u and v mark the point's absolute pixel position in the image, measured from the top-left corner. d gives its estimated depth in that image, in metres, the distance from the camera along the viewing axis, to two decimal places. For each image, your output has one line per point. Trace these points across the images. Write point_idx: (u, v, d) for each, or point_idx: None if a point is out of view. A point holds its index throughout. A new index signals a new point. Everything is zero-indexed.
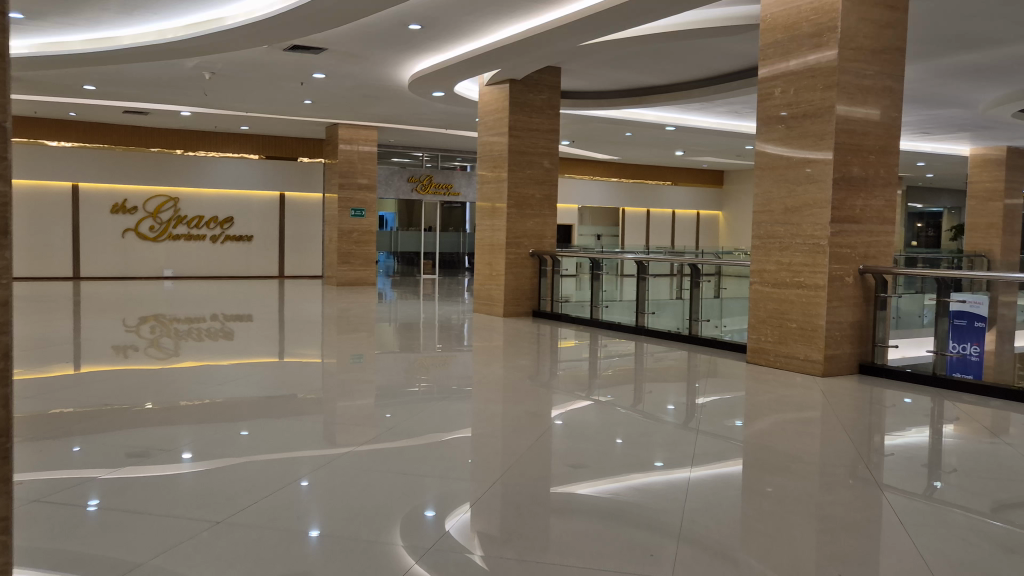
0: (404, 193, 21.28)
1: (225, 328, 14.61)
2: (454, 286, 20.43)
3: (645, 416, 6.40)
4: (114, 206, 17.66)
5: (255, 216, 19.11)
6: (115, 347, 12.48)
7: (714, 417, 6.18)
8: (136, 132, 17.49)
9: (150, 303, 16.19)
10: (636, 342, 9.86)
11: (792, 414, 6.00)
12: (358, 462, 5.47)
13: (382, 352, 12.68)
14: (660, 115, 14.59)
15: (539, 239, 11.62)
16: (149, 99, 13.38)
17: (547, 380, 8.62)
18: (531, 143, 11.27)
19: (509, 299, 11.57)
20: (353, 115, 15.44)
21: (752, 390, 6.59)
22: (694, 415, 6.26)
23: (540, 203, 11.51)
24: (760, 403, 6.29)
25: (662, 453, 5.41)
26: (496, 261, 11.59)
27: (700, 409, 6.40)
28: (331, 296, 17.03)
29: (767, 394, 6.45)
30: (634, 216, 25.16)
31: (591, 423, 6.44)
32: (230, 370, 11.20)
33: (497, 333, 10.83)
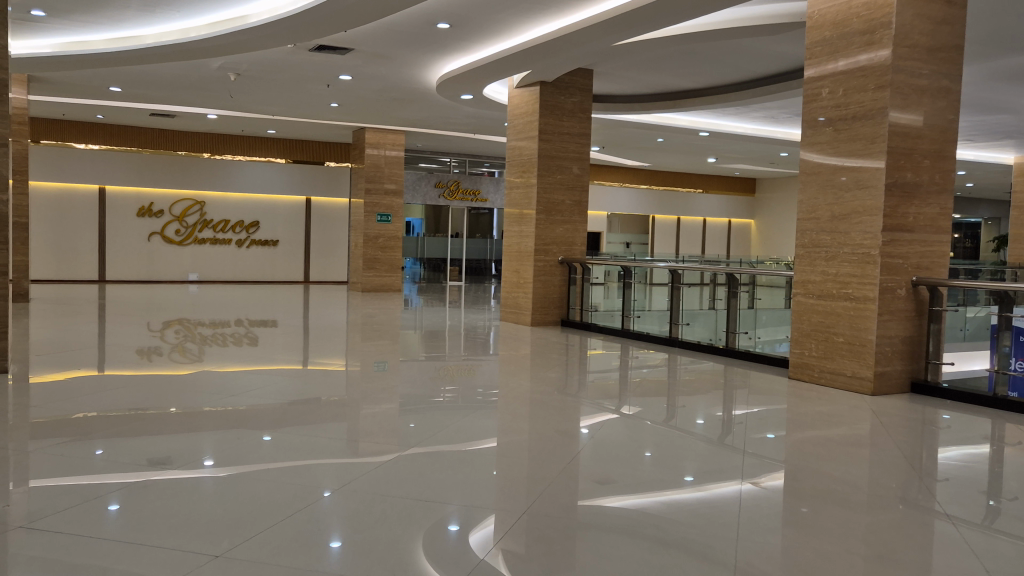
0: (431, 198, 21.05)
1: (250, 333, 14.45)
2: (481, 293, 20.15)
3: (678, 428, 6.14)
4: (140, 209, 17.57)
5: (281, 220, 18.96)
6: (138, 351, 12.33)
7: (750, 431, 5.90)
8: (163, 135, 17.42)
9: (174, 307, 16.08)
10: (669, 354, 9.47)
11: (838, 433, 5.64)
12: (382, 473, 5.33)
13: (406, 360, 12.42)
14: (694, 120, 14.21)
15: (569, 245, 11.25)
16: (175, 100, 13.26)
17: (576, 391, 8.29)
18: (561, 148, 10.94)
19: (537, 307, 11.19)
20: (380, 119, 15.23)
21: (793, 407, 6.24)
22: (728, 428, 5.98)
23: (569, 208, 11.16)
24: (802, 420, 5.92)
25: (692, 466, 5.17)
26: (524, 269, 11.23)
27: (735, 421, 6.12)
28: (355, 302, 16.82)
29: (811, 412, 6.07)
30: (664, 224, 24.73)
31: (621, 436, 6.17)
32: (252, 376, 10.98)
33: (524, 342, 10.53)
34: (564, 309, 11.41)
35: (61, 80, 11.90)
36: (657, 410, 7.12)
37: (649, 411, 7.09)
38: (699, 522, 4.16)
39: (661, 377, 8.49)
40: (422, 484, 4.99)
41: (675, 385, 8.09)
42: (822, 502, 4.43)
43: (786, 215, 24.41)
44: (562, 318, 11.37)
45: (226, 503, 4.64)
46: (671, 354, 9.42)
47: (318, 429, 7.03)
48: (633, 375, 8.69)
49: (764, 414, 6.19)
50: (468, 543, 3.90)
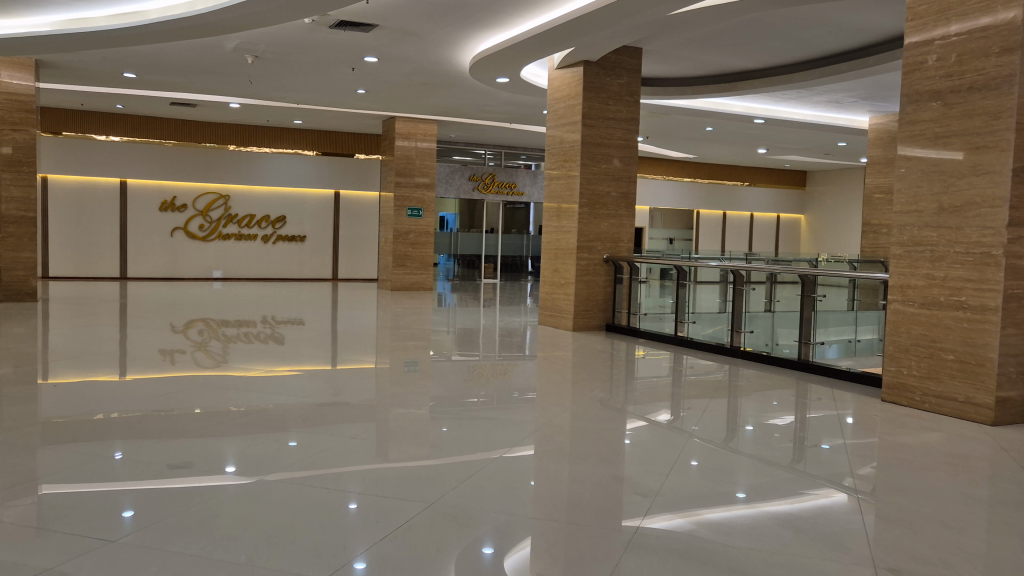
0: (465, 192, 20.20)
1: (276, 333, 13.67)
2: (517, 292, 19.18)
3: (729, 440, 5.49)
4: (163, 204, 16.88)
5: (308, 215, 18.17)
6: (157, 351, 11.62)
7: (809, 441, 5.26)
8: (187, 125, 16.73)
9: (198, 305, 15.38)
10: (730, 365, 8.37)
11: (944, 462, 4.68)
12: (406, 479, 4.82)
13: (438, 362, 11.52)
14: (749, 106, 13.10)
15: (615, 242, 10.20)
16: (194, 87, 12.53)
17: (623, 404, 7.33)
18: (607, 135, 9.90)
19: (579, 311, 10.16)
20: (410, 107, 14.35)
21: (882, 427, 5.31)
22: (786, 439, 5.31)
23: (615, 202, 10.10)
24: (899, 447, 4.95)
25: (744, 480, 4.53)
26: (565, 268, 10.19)
27: (797, 433, 5.47)
28: (385, 301, 15.95)
29: (914, 441, 5.03)
30: (709, 219, 23.55)
31: (666, 443, 5.57)
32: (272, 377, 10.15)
33: (562, 345, 9.66)
34: (609, 311, 10.37)
35: (70, 64, 11.18)
36: (707, 419, 6.40)
37: (696, 420, 6.37)
38: (776, 554, 3.45)
39: (718, 388, 7.53)
40: (449, 497, 4.39)
41: (727, 394, 7.28)
42: (940, 548, 3.55)
43: (839, 209, 23.09)
44: (606, 322, 10.34)
45: (225, 527, 3.89)
46: (732, 366, 8.31)
47: (335, 438, 6.18)
48: (686, 386, 7.70)
49: (826, 426, 5.54)
50: (504, 569, 3.35)
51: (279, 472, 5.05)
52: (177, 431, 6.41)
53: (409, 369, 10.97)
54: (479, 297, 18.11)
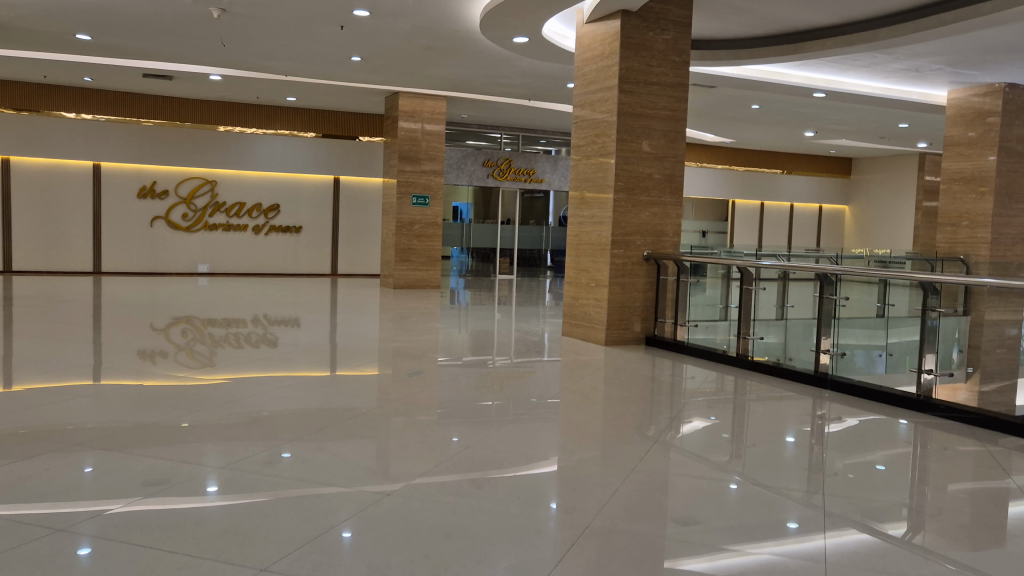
0: (478, 178, 18.37)
1: (269, 334, 11.98)
2: (535, 290, 17.36)
3: (778, 462, 4.83)
4: (141, 190, 15.15)
5: (305, 203, 16.42)
6: (134, 355, 10.03)
7: (859, 467, 4.68)
8: (169, 103, 15.02)
9: (182, 303, 13.71)
10: (812, 398, 6.34)
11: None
12: (412, 496, 4.15)
13: (444, 367, 9.75)
14: (809, 77, 11.17)
15: (657, 236, 8.18)
16: (164, 52, 10.89)
17: (672, 438, 5.53)
18: (649, 104, 7.92)
19: (613, 320, 8.15)
20: (415, 80, 12.58)
21: (951, 472, 4.56)
22: (845, 469, 4.66)
23: (658, 186, 8.07)
24: (977, 498, 4.17)
25: (796, 507, 4.02)
26: (596, 269, 8.19)
27: (848, 458, 4.87)
28: (387, 300, 14.17)
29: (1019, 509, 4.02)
30: (744, 209, 21.63)
31: (703, 456, 4.99)
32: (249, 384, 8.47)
33: (593, 360, 7.78)
34: (651, 320, 8.37)
35: (14, 21, 9.59)
36: (751, 433, 5.50)
37: (739, 439, 5.36)
38: None
39: (789, 420, 5.81)
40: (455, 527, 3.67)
41: (797, 420, 5.79)
42: None
43: (888, 200, 21.07)
44: (647, 334, 8.33)
45: None
46: (818, 399, 6.31)
47: (291, 481, 4.48)
48: (756, 417, 5.93)
49: (878, 454, 4.95)
50: None
51: (267, 490, 4.25)
52: (80, 469, 4.73)
53: (414, 375, 9.19)
54: (494, 294, 16.30)
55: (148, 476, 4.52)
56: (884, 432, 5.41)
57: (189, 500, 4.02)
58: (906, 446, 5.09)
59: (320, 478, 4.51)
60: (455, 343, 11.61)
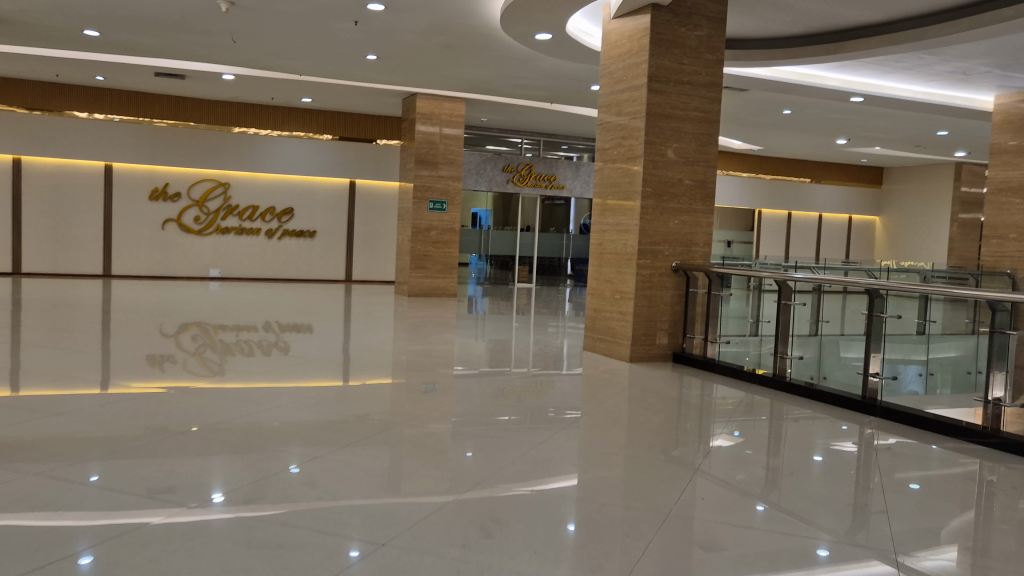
0: (498, 184, 17.91)
1: (281, 340, 11.55)
2: (554, 299, 16.86)
3: (806, 483, 4.62)
4: (153, 192, 14.81)
5: (320, 207, 16.02)
6: (142, 359, 9.64)
7: (888, 489, 4.50)
8: (182, 103, 14.69)
9: (194, 308, 13.33)
10: (860, 427, 5.75)
11: None
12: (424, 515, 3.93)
13: (459, 378, 9.26)
14: (847, 80, 10.61)
15: (687, 246, 7.62)
16: (174, 49, 10.53)
17: (700, 460, 5.15)
18: (680, 105, 7.40)
19: (639, 335, 7.58)
20: (434, 81, 12.15)
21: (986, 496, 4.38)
22: (890, 500, 4.31)
23: (688, 192, 7.53)
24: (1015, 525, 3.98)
25: (826, 532, 3.83)
26: (621, 280, 7.62)
27: (877, 479, 4.67)
28: (402, 308, 13.73)
29: None
30: (771, 219, 21.02)
31: (725, 475, 4.79)
32: (254, 392, 8.02)
33: (617, 376, 7.23)
34: (679, 336, 7.78)
35: (19, 14, 9.25)
36: (775, 451, 5.29)
37: (762, 457, 5.16)
38: None
39: (832, 448, 5.29)
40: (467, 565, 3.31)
41: (842, 447, 5.31)
42: None
43: (921, 212, 20.37)
44: (674, 351, 7.75)
45: None
46: (866, 427, 5.72)
47: (283, 506, 4.01)
48: (798, 445, 5.40)
49: (907, 474, 4.76)
50: None
51: (275, 503, 4.07)
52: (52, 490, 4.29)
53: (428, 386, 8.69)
54: (513, 304, 15.81)
55: (124, 499, 4.09)
56: (914, 450, 5.20)
57: (191, 515, 3.79)
58: (937, 467, 4.89)
59: (315, 504, 4.04)
60: (472, 352, 11.15)
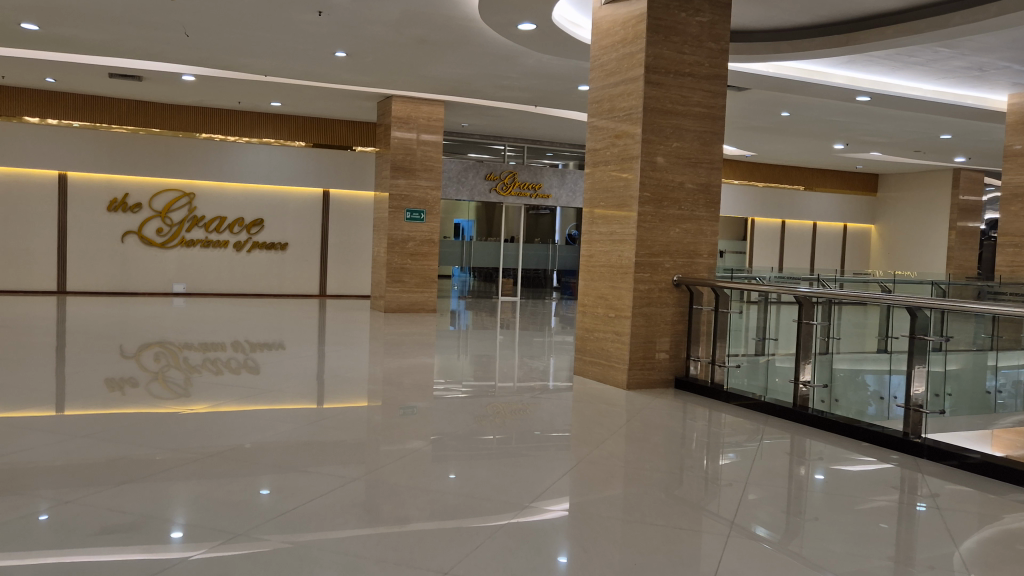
0: (480, 193, 17.06)
1: (251, 360, 10.63)
2: (540, 313, 16.03)
3: (804, 505, 4.30)
4: (111, 203, 13.87)
5: (292, 218, 15.15)
6: (93, 381, 8.72)
7: (887, 509, 4.22)
8: (142, 107, 13.81)
9: (156, 326, 12.40)
10: (904, 470, 4.83)
11: None
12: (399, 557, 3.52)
13: (439, 398, 8.38)
14: (852, 77, 9.89)
15: (690, 257, 6.76)
16: (125, 44, 9.67)
17: (705, 495, 4.51)
18: (682, 99, 6.59)
19: (637, 359, 6.66)
20: (410, 82, 11.33)
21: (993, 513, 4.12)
22: (895, 521, 4.02)
23: (690, 197, 6.70)
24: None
25: (835, 561, 3.53)
26: (615, 296, 6.73)
27: (877, 498, 4.38)
28: (378, 324, 12.87)
29: None
30: (765, 228, 20.34)
31: (718, 498, 4.46)
32: (207, 417, 7.10)
33: (612, 403, 6.36)
34: (682, 358, 6.88)
35: None
36: (767, 469, 4.96)
37: (755, 477, 4.81)
38: None
39: (852, 479, 4.69)
40: None
41: (877, 487, 4.55)
42: None
43: (919, 220, 19.70)
44: (676, 376, 6.84)
45: None
46: (906, 468, 4.86)
47: None
48: (826, 484, 4.62)
49: (906, 492, 4.47)
50: None
51: (241, 539, 3.71)
52: None
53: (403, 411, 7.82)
54: (497, 318, 14.95)
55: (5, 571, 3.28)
56: (915, 467, 4.87)
57: (150, 559, 3.43)
58: (937, 482, 4.61)
59: None
60: (454, 370, 10.29)
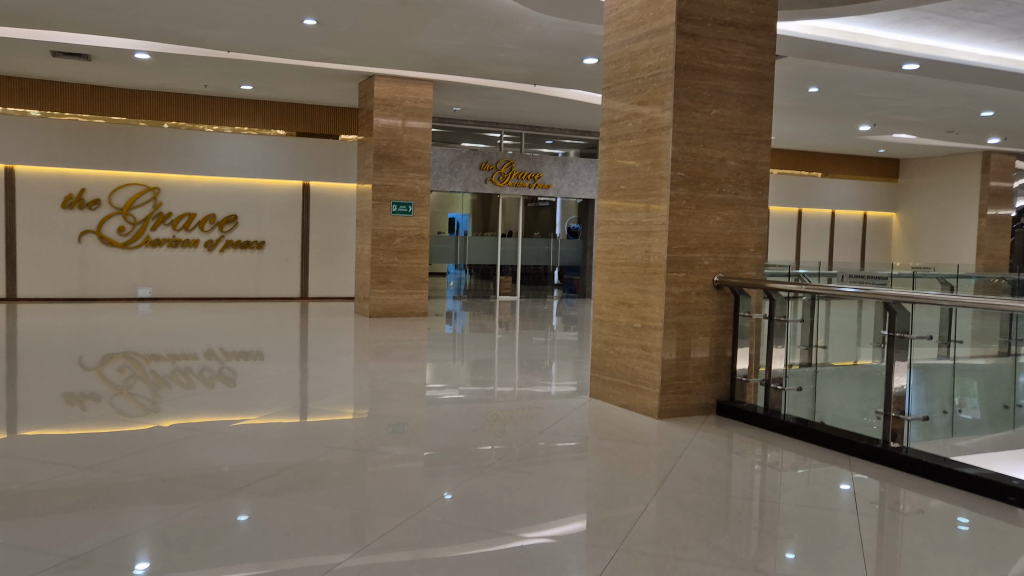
0: (475, 184, 15.91)
1: (226, 370, 9.32)
2: (540, 313, 14.72)
3: (829, 515, 3.77)
4: (67, 199, 12.54)
5: (269, 214, 13.81)
6: (30, 399, 7.42)
7: (919, 520, 3.70)
8: (99, 93, 12.49)
9: (120, 334, 11.06)
10: None
11: None
12: None
13: (433, 407, 7.07)
14: (900, 42, 8.57)
15: (733, 253, 5.44)
16: (59, 10, 8.35)
17: (767, 548, 3.36)
18: (722, 54, 5.27)
19: (671, 380, 5.32)
20: (392, 57, 10.02)
21: None
22: (932, 537, 3.49)
23: (733, 178, 5.38)
24: None
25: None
26: (642, 302, 5.40)
27: (905, 508, 3.86)
28: (363, 330, 11.56)
29: None
30: (780, 218, 19.04)
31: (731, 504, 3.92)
32: (146, 432, 5.77)
33: (638, 436, 5.03)
34: (725, 379, 5.53)
35: None
36: (786, 474, 4.40)
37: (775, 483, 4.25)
38: None
39: (881, 489, 4.13)
40: None
41: (998, 547, 3.36)
42: None
43: (946, 206, 18.40)
44: (719, 401, 5.49)
45: None
46: None
47: None
48: (945, 555, 3.27)
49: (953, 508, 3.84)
50: None
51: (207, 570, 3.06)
52: None
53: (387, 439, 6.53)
54: (495, 319, 13.64)
55: None
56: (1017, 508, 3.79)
57: None
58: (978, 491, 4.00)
59: None
60: (449, 377, 8.97)
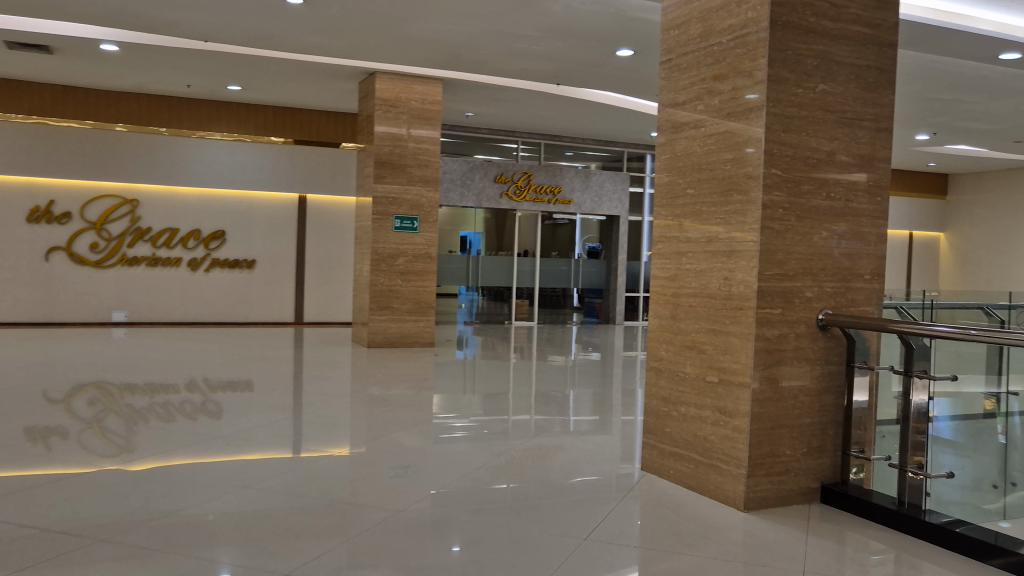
0: (488, 198, 14.52)
1: (207, 403, 7.92)
2: (560, 339, 13.27)
3: None
4: (33, 212, 11.22)
5: (260, 230, 12.47)
6: None
7: None
8: (71, 95, 11.19)
9: (87, 363, 9.68)
10: None
11: None
12: None
13: (439, 445, 5.61)
14: (1002, 25, 7.12)
15: (843, 281, 3.99)
16: None
17: None
18: (831, 9, 3.85)
19: (763, 458, 3.84)
20: (396, 48, 8.68)
21: None
22: None
23: (842, 179, 3.94)
24: None
25: None
26: (721, 348, 3.95)
27: None
28: (361, 360, 10.16)
29: None
30: None
31: None
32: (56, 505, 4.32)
33: (716, 535, 3.56)
34: (832, 453, 4.04)
35: None
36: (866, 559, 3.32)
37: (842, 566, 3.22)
38: None
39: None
40: None
41: None
42: None
43: (1003, 224, 16.89)
44: (825, 485, 4.00)
45: None
46: None
47: None
48: None
49: None
50: None
51: None
52: None
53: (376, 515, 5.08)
54: (511, 346, 12.21)
55: None
56: None
57: None
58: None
59: None
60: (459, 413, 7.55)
